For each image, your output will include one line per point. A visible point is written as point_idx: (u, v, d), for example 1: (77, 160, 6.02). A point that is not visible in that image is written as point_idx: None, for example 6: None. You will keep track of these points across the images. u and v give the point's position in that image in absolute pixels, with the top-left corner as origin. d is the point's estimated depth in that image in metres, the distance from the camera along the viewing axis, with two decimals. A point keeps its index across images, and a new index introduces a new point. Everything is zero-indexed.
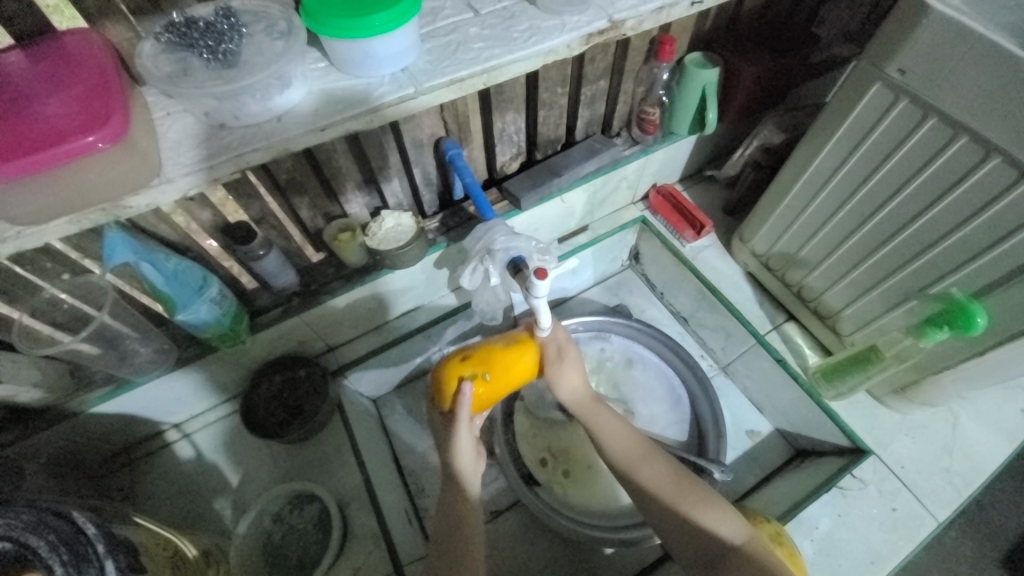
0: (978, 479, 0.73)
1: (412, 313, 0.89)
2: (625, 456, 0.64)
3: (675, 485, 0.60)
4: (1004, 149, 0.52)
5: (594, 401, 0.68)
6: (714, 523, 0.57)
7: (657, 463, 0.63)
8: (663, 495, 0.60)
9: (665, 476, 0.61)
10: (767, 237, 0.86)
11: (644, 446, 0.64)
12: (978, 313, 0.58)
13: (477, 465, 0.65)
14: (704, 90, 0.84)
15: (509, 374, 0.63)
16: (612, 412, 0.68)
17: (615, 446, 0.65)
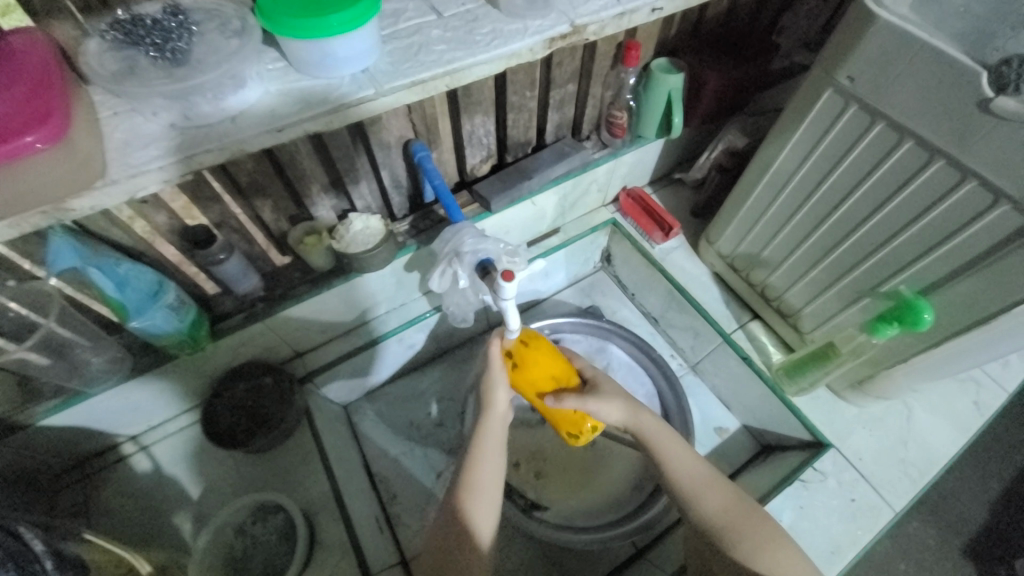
0: (932, 468, 0.77)
1: (383, 316, 0.89)
2: (689, 482, 0.61)
3: (744, 520, 0.58)
4: (946, 152, 0.54)
5: (653, 424, 0.65)
6: (779, 567, 0.55)
7: (721, 494, 0.61)
8: (729, 531, 0.57)
9: (731, 510, 0.59)
10: (732, 239, 0.88)
11: (710, 476, 0.62)
12: (925, 309, 0.60)
13: (490, 514, 0.60)
14: (670, 95, 0.86)
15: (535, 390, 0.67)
16: (674, 435, 0.66)
17: (676, 470, 0.63)
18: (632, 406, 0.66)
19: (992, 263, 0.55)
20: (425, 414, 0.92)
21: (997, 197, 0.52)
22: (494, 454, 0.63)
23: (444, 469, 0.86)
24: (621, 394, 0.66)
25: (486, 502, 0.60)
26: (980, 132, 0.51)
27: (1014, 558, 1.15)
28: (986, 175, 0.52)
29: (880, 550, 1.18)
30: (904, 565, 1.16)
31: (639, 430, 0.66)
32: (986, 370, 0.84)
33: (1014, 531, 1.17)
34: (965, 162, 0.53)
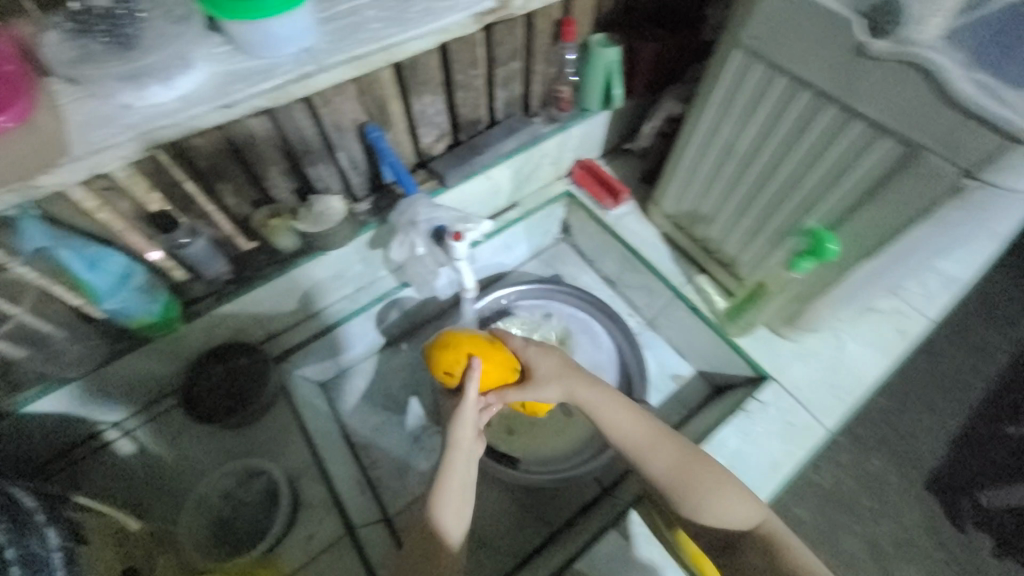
0: (860, 390, 0.85)
1: (352, 295, 0.93)
2: (637, 445, 0.67)
3: (690, 472, 0.64)
4: (834, 96, 0.62)
5: (596, 393, 0.70)
6: (728, 510, 0.61)
7: (671, 450, 0.66)
8: (681, 487, 0.63)
9: (679, 463, 0.65)
10: (674, 198, 0.96)
11: (656, 433, 0.67)
12: (828, 239, 0.68)
13: (461, 508, 0.63)
14: (609, 67, 0.93)
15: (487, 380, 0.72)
16: (614, 399, 0.70)
17: (626, 435, 0.68)
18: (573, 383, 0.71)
19: (883, 193, 0.62)
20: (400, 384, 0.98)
21: (878, 132, 0.60)
22: (463, 466, 0.65)
23: (421, 434, 0.94)
24: (564, 373, 0.72)
25: (457, 511, 0.63)
26: (863, 76, 0.58)
27: (972, 486, 1.28)
28: (867, 114, 0.59)
29: (847, 490, 1.29)
30: (869, 501, 1.28)
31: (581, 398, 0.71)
32: (909, 301, 0.94)
33: (971, 463, 1.31)
34: (852, 104, 0.60)
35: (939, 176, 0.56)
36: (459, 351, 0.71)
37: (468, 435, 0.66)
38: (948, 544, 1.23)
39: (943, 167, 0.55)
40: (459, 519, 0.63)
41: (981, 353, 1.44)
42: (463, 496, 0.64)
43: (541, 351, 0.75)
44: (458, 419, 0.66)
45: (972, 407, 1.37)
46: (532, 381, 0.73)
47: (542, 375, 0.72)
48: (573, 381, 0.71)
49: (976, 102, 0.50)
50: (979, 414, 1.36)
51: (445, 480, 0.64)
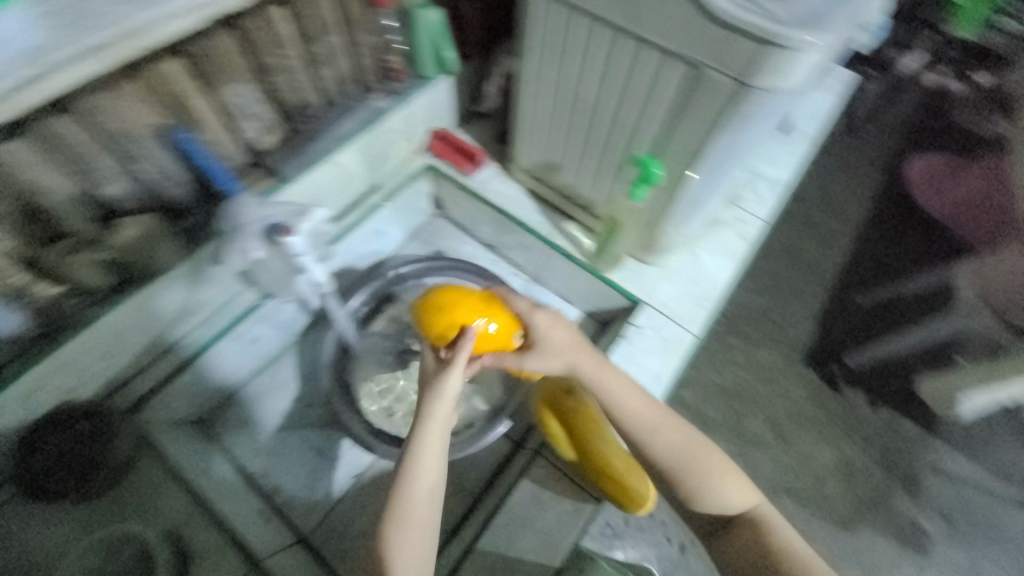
0: (717, 294, 0.95)
1: (206, 319, 0.84)
2: (646, 430, 0.66)
3: (697, 458, 0.65)
4: (626, 28, 0.65)
5: (604, 368, 0.67)
6: (727, 492, 0.64)
7: (677, 431, 0.66)
8: (684, 469, 0.64)
9: (686, 447, 0.65)
10: (528, 152, 0.98)
11: (662, 416, 0.66)
12: (653, 164, 0.73)
13: (426, 512, 0.60)
14: (433, 29, 0.90)
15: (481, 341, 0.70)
16: (624, 383, 0.67)
17: (636, 419, 0.66)
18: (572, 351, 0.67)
19: (684, 114, 0.68)
20: (293, 400, 0.96)
21: (666, 58, 0.64)
22: (432, 456, 0.61)
23: (324, 443, 0.93)
24: (567, 345, 0.68)
25: (425, 500, 0.60)
26: (642, 5, 0.61)
27: (840, 352, 1.51)
28: (655, 42, 0.63)
29: (747, 383, 1.47)
30: (764, 386, 1.46)
31: (584, 376, 0.67)
32: (747, 209, 1.06)
33: (838, 334, 1.54)
34: (641, 33, 0.64)
35: (720, 90, 0.62)
36: (444, 318, 0.74)
37: (445, 412, 0.63)
38: (830, 404, 1.45)
39: (722, 81, 0.61)
40: (422, 521, 0.60)
41: (828, 240, 1.68)
42: (432, 483, 0.61)
43: (550, 317, 0.69)
44: (436, 391, 0.63)
45: (829, 286, 1.61)
46: (533, 349, 0.69)
47: (543, 343, 0.68)
48: (575, 354, 0.67)
49: (733, 15, 0.55)
50: (836, 291, 1.60)
51: (415, 467, 0.61)
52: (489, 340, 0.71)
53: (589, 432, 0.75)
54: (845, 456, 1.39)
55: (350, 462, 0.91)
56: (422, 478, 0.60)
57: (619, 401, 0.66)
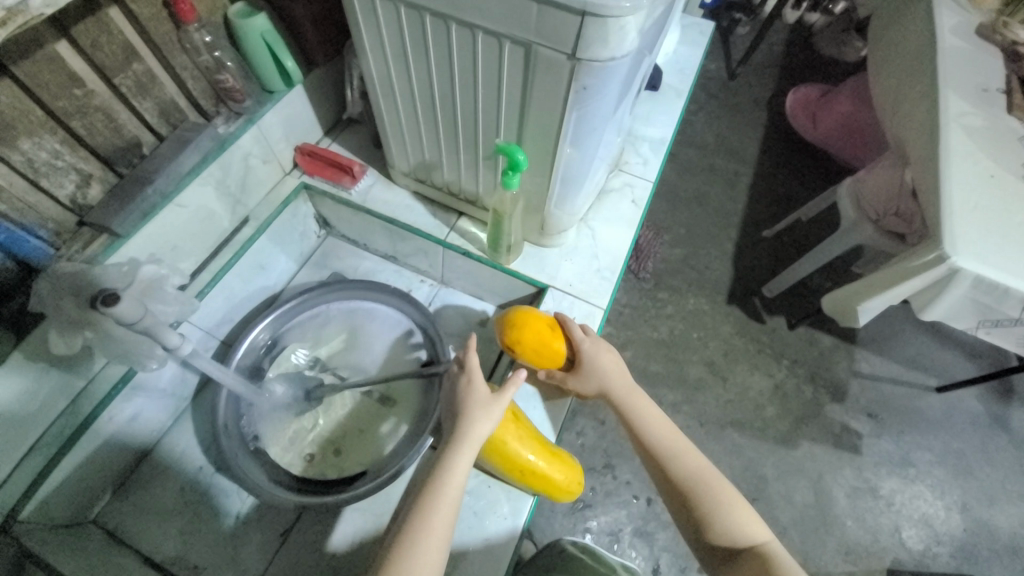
0: (619, 264, 0.95)
1: (70, 406, 0.73)
2: (663, 445, 0.69)
3: (710, 480, 0.66)
4: (450, 15, 0.61)
5: (631, 388, 0.75)
6: (739, 520, 0.63)
7: (696, 456, 0.68)
8: (701, 490, 0.65)
9: (702, 470, 0.67)
10: (400, 154, 0.93)
11: (686, 443, 0.69)
12: (516, 149, 0.70)
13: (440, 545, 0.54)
14: (266, 40, 0.82)
15: (542, 358, 0.78)
16: (652, 405, 0.74)
17: (656, 437, 0.70)
18: (613, 374, 0.76)
19: (533, 95, 0.66)
20: (198, 467, 0.87)
21: (500, 40, 0.61)
22: (458, 479, 0.58)
23: (243, 506, 0.85)
24: (609, 369, 0.76)
25: (441, 520, 0.55)
26: None
27: (757, 287, 1.60)
28: (481, 25, 0.60)
29: (679, 332, 1.52)
30: (696, 332, 1.53)
31: (616, 396, 0.75)
32: (637, 173, 1.07)
33: (752, 270, 1.63)
34: (465, 17, 0.60)
35: (558, 66, 0.60)
36: (517, 335, 0.77)
37: (486, 430, 0.62)
38: (756, 336, 1.54)
39: (556, 57, 0.59)
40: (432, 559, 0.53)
41: (729, 182, 1.77)
42: (449, 504, 0.56)
43: (601, 345, 0.78)
44: (480, 408, 0.63)
45: (738, 226, 1.69)
46: (582, 369, 0.78)
47: (590, 366, 0.77)
48: (618, 380, 0.75)
49: None
50: (745, 229, 1.69)
51: (440, 485, 0.57)
52: (551, 359, 0.78)
53: (510, 444, 0.71)
54: (776, 379, 1.48)
55: (278, 519, 0.85)
56: (445, 502, 0.56)
57: (643, 417, 0.72)
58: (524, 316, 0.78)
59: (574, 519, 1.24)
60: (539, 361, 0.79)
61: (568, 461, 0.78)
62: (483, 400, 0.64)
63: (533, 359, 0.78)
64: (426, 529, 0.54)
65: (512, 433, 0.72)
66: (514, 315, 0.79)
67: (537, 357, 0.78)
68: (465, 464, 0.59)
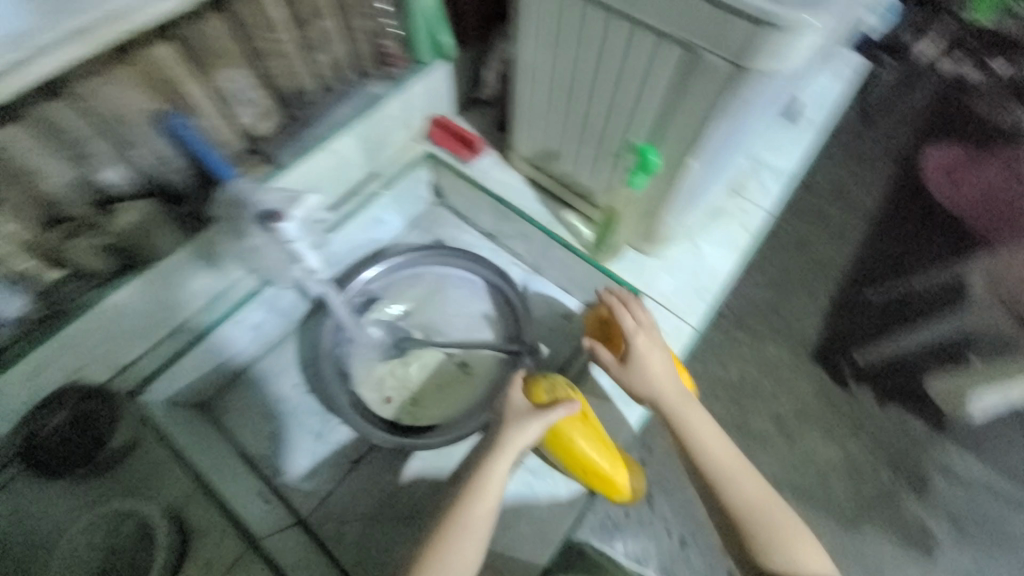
0: (717, 287, 0.94)
1: (207, 306, 0.85)
2: (721, 468, 0.69)
3: (768, 505, 0.67)
4: (621, 11, 0.63)
5: (687, 401, 0.74)
6: (793, 547, 0.65)
7: (754, 481, 0.69)
8: (758, 517, 0.66)
9: (761, 496, 0.68)
10: (526, 139, 0.96)
11: (743, 466, 0.70)
12: (651, 151, 0.71)
13: (482, 539, 0.63)
14: (430, 15, 0.89)
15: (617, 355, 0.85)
16: (710, 422, 0.73)
17: (713, 458, 0.70)
18: (662, 382, 0.76)
19: (683, 99, 0.66)
20: (291, 385, 0.96)
21: (662, 41, 0.63)
22: (499, 482, 0.65)
23: (323, 428, 0.92)
24: (658, 370, 0.77)
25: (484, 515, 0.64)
26: None
27: (848, 348, 1.47)
28: (648, 24, 0.62)
29: (750, 377, 1.44)
30: (769, 382, 1.43)
31: (668, 406, 0.74)
32: (754, 200, 1.03)
33: (847, 330, 1.49)
34: (633, 15, 0.62)
35: (717, 74, 0.60)
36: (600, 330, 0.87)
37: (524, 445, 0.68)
38: (836, 400, 1.42)
39: (717, 63, 0.59)
40: (475, 549, 0.62)
41: (843, 232, 1.61)
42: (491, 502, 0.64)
43: (647, 339, 0.79)
44: (520, 427, 0.68)
45: (841, 279, 1.55)
46: (631, 364, 0.78)
47: (641, 365, 0.77)
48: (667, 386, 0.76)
49: None
50: (850, 285, 1.54)
51: (482, 486, 0.64)
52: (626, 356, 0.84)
53: (567, 433, 0.73)
54: (849, 452, 1.36)
55: (349, 450, 0.92)
56: (488, 505, 0.64)
57: (700, 433, 0.72)
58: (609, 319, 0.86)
59: (603, 534, 1.22)
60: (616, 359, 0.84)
61: (622, 458, 0.78)
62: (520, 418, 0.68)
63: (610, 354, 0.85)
64: (470, 524, 0.62)
65: (575, 426, 0.73)
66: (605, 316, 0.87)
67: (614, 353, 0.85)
68: (505, 471, 0.66)
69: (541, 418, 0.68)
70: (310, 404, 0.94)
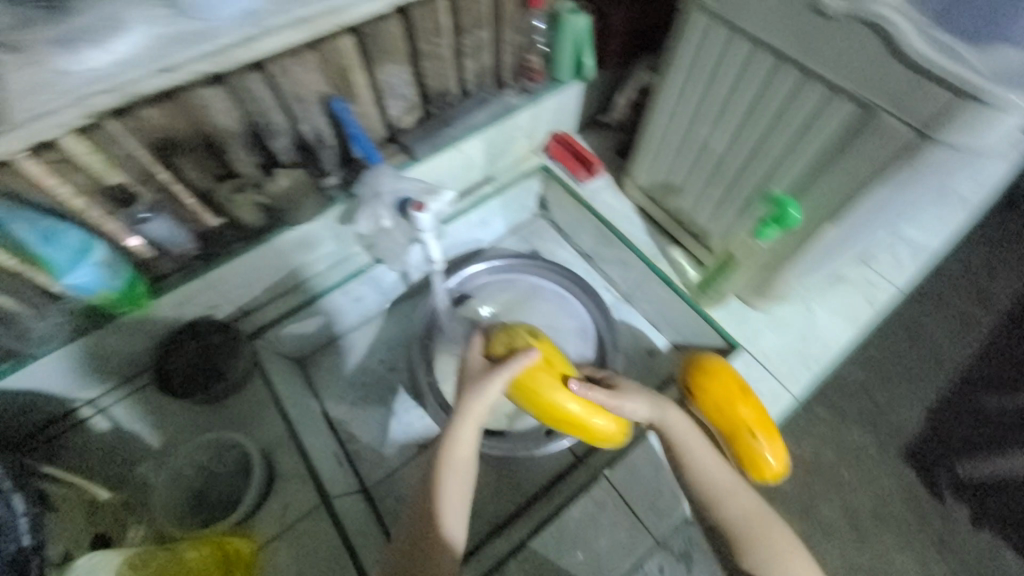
0: (827, 358, 0.87)
1: (324, 272, 0.93)
2: (714, 487, 0.68)
3: (762, 521, 0.65)
4: (794, 58, 0.61)
5: (677, 421, 0.71)
6: (787, 564, 0.63)
7: (744, 499, 0.67)
8: (751, 536, 0.64)
9: (752, 513, 0.66)
10: (648, 169, 0.95)
11: (734, 483, 0.68)
12: (790, 204, 0.68)
13: (461, 501, 0.63)
14: (578, 37, 0.90)
15: (725, 409, 0.73)
16: (701, 440, 0.71)
17: (708, 478, 0.68)
18: (652, 406, 0.71)
19: (843, 157, 0.62)
20: (377, 360, 1.02)
21: (835, 95, 0.59)
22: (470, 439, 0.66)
23: (398, 408, 0.98)
24: (647, 395, 0.72)
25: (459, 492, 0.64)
26: (819, 35, 0.57)
27: (949, 457, 1.29)
28: (825, 75, 0.59)
29: (828, 462, 1.29)
30: (849, 472, 1.28)
31: (668, 431, 0.71)
32: (883, 273, 0.94)
33: (951, 436, 1.31)
34: (810, 66, 0.60)
35: (893, 137, 0.56)
36: (705, 381, 0.74)
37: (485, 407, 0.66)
38: (927, 512, 1.24)
39: (898, 128, 0.55)
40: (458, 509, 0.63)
41: (966, 324, 1.43)
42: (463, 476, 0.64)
43: (623, 376, 0.76)
44: (479, 393, 0.66)
45: (953, 375, 1.36)
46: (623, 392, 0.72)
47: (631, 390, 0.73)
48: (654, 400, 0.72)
49: (929, 61, 0.50)
50: (959, 383, 1.36)
51: (449, 459, 0.64)
52: (729, 411, 0.72)
53: (558, 403, 0.68)
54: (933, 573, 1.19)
55: (417, 434, 0.95)
56: (462, 470, 0.64)
57: (691, 452, 0.70)
58: (716, 369, 0.75)
59: None
60: (720, 412, 0.73)
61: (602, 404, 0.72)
62: (477, 384, 0.67)
63: (713, 406, 0.73)
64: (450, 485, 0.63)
65: (563, 388, 0.69)
66: (708, 363, 0.76)
67: (721, 406, 0.73)
68: (471, 434, 0.66)
69: (496, 379, 0.67)
70: (392, 381, 1.00)
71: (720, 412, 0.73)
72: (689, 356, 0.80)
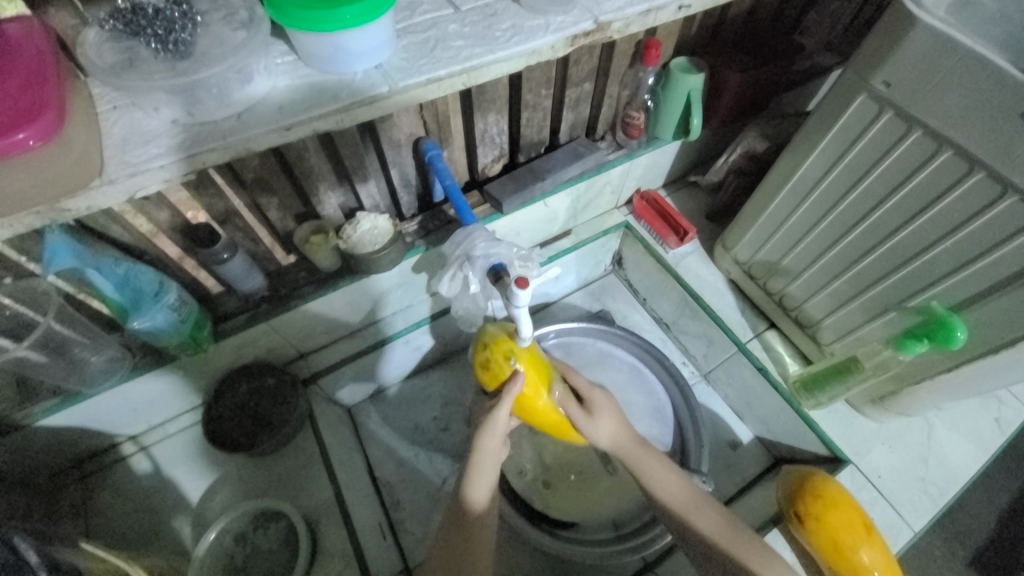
0: (951, 487, 0.75)
1: (388, 318, 0.86)
2: (673, 502, 0.63)
3: (736, 540, 0.59)
4: (986, 164, 0.51)
5: (631, 439, 0.66)
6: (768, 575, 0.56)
7: (705, 511, 0.62)
8: (722, 550, 0.59)
9: (719, 527, 0.60)
10: (750, 245, 0.84)
11: (693, 493, 0.63)
12: (957, 326, 0.58)
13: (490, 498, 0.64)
14: (689, 95, 0.82)
15: (836, 547, 0.63)
16: (649, 449, 0.66)
17: (665, 493, 0.64)
18: (615, 427, 0.66)
19: None
20: (430, 418, 0.92)
21: None
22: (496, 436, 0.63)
23: (450, 475, 0.85)
24: (612, 414, 0.66)
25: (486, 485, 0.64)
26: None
27: None
28: None
29: None
30: None
31: (625, 455, 0.66)
32: (1013, 390, 0.82)
33: None
34: (1009, 176, 0.50)
35: None
36: (817, 506, 0.65)
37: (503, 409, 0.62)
38: None
39: None
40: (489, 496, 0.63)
41: None
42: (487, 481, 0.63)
43: (605, 396, 0.68)
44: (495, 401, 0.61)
45: None
46: (591, 418, 0.65)
47: (597, 411, 0.66)
48: (607, 400, 0.67)
49: None
50: None
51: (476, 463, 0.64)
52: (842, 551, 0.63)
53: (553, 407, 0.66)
54: None
55: None
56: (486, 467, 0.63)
57: (649, 469, 0.65)
58: (830, 494, 0.66)
59: None
60: (831, 548, 0.63)
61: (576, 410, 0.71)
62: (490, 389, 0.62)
63: (824, 541, 0.64)
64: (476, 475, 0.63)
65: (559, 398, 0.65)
66: (824, 486, 0.67)
67: (833, 543, 0.63)
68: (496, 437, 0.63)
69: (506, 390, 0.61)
70: (445, 444, 0.89)
71: (833, 549, 0.63)
72: (798, 469, 0.71)
